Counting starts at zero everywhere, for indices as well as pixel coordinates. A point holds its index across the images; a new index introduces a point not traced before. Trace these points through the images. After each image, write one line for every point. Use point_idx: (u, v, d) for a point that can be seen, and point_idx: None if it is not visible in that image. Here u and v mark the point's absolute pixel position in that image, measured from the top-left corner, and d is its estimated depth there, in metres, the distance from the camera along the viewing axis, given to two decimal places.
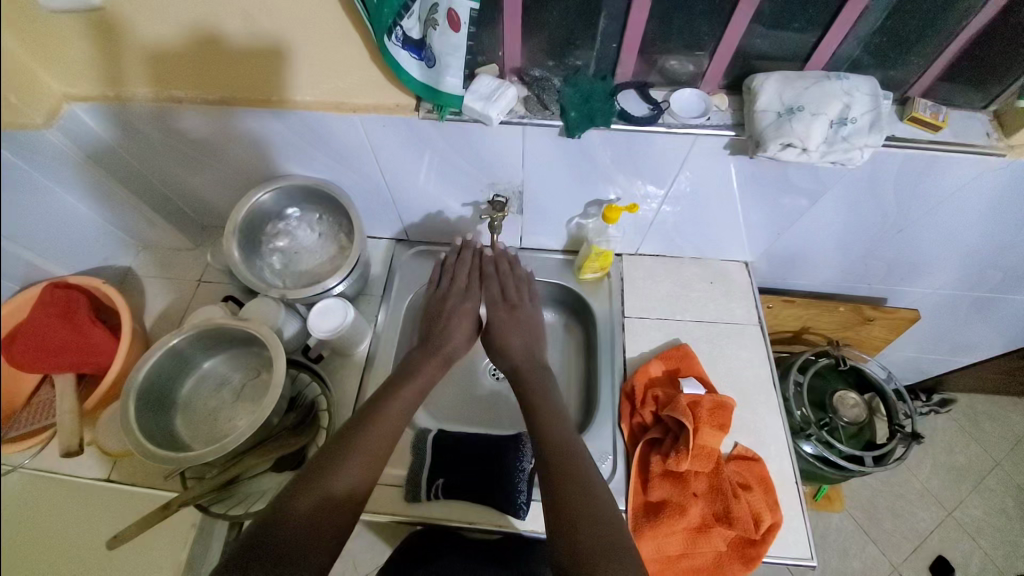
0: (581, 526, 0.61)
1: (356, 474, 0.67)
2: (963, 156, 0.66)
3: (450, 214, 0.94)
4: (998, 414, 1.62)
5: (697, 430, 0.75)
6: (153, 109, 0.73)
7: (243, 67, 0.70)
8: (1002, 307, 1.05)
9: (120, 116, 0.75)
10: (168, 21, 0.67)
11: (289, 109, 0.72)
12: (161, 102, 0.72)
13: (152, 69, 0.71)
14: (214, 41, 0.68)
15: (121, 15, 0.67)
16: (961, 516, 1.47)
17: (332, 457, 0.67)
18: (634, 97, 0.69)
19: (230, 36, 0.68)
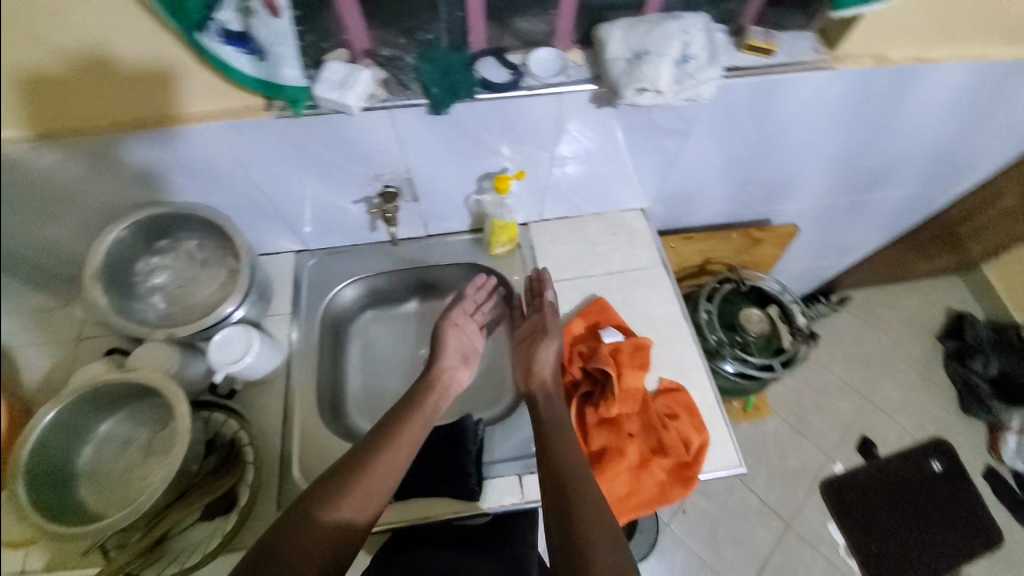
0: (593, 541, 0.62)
1: (347, 514, 0.63)
2: (798, 75, 0.73)
3: (344, 215, 0.89)
4: (889, 301, 1.84)
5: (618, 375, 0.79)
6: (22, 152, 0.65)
7: (127, 90, 0.65)
8: (865, 205, 1.18)
9: None
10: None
11: (186, 126, 0.68)
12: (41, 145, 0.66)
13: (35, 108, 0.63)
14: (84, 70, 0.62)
15: None
16: (871, 397, 1.68)
17: (319, 498, 0.63)
18: (493, 64, 0.69)
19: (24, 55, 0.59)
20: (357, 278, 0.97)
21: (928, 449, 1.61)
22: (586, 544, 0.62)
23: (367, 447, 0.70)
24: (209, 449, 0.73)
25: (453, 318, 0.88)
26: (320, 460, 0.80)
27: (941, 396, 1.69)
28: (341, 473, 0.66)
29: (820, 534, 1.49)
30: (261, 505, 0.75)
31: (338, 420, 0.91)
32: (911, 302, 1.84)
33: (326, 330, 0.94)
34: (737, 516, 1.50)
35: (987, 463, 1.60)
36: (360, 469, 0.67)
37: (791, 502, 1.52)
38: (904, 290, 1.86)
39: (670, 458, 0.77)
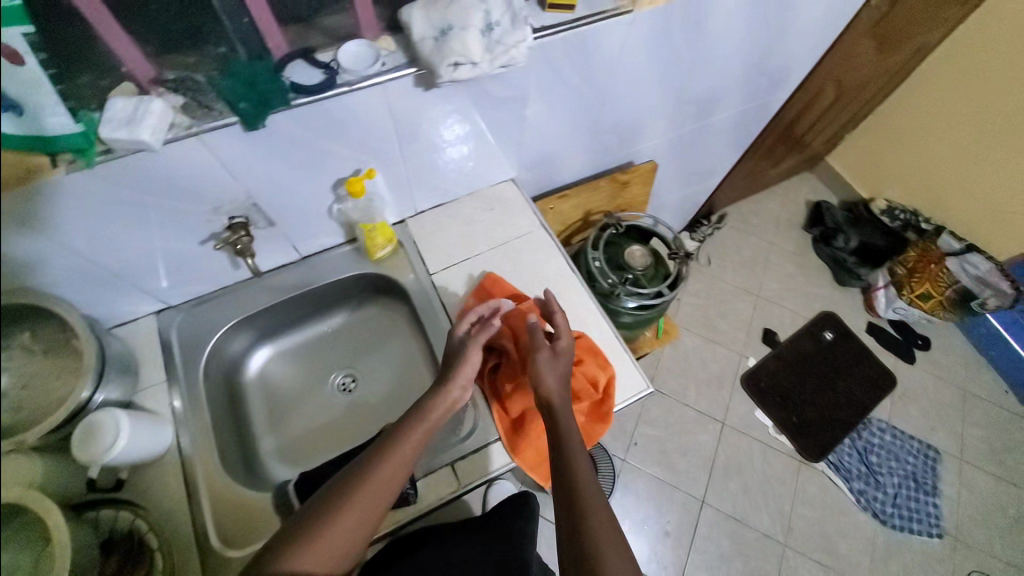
0: (603, 548, 0.59)
1: (324, 560, 0.58)
2: (603, 23, 0.78)
3: (199, 259, 0.82)
4: (758, 208, 2.08)
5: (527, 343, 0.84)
6: None
7: None
8: (709, 129, 1.31)
9: None
10: None
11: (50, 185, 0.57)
12: None
13: None
14: None
15: None
16: (763, 293, 1.90)
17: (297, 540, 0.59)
18: (303, 66, 0.66)
19: None
20: (235, 322, 0.89)
21: (820, 324, 1.86)
22: (598, 553, 0.59)
23: (362, 465, 0.66)
24: (106, 551, 0.66)
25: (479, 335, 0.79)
26: (240, 521, 0.75)
27: (816, 276, 1.96)
28: (325, 504, 0.62)
29: (751, 422, 1.68)
30: None
31: (255, 473, 0.86)
32: (775, 203, 2.09)
33: (215, 386, 0.87)
34: (680, 430, 1.64)
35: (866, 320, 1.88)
36: (354, 488, 0.63)
37: (721, 403, 1.70)
38: (767, 195, 2.10)
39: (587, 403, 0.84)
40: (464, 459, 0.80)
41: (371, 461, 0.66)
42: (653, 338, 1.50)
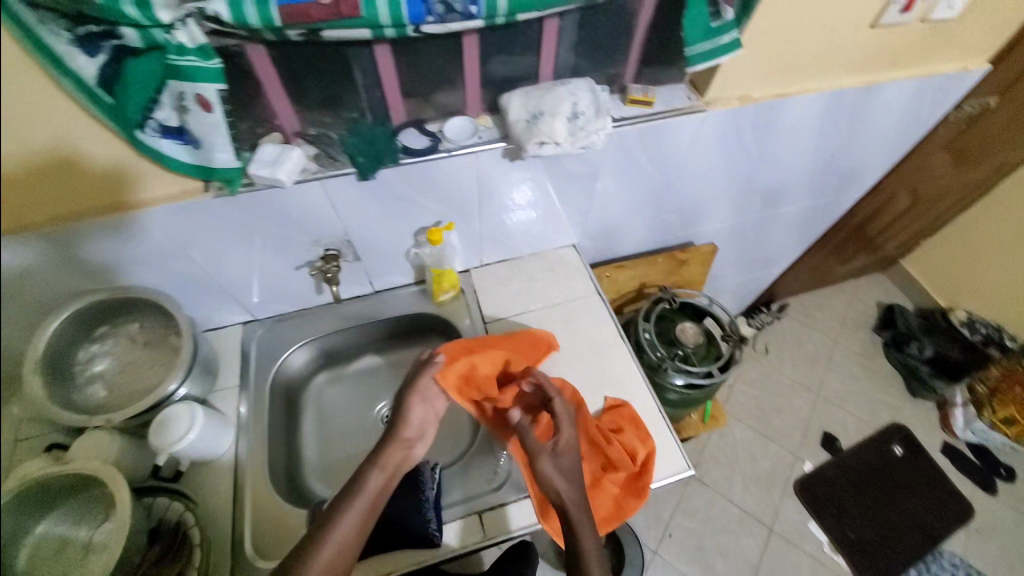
0: None
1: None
2: (679, 118, 0.86)
3: (291, 281, 0.93)
4: (821, 303, 2.00)
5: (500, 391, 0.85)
6: None
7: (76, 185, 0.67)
8: (774, 219, 1.33)
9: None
10: None
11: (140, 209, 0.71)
12: None
13: None
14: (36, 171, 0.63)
15: None
16: (825, 393, 1.78)
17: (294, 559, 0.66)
18: (413, 133, 0.78)
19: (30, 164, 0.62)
20: (306, 340, 0.98)
21: (888, 436, 1.70)
22: None
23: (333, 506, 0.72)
24: (153, 540, 0.70)
25: (422, 389, 0.83)
26: (274, 535, 0.78)
27: (884, 383, 1.82)
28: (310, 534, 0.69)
29: (802, 533, 1.52)
30: None
31: (295, 487, 0.90)
32: (842, 301, 2.01)
33: (277, 399, 0.95)
34: (721, 528, 1.51)
35: (943, 439, 1.70)
36: (326, 530, 0.68)
37: (769, 506, 1.56)
38: (833, 291, 2.03)
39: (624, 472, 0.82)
40: (492, 509, 0.80)
41: (337, 507, 0.71)
42: (699, 422, 1.44)
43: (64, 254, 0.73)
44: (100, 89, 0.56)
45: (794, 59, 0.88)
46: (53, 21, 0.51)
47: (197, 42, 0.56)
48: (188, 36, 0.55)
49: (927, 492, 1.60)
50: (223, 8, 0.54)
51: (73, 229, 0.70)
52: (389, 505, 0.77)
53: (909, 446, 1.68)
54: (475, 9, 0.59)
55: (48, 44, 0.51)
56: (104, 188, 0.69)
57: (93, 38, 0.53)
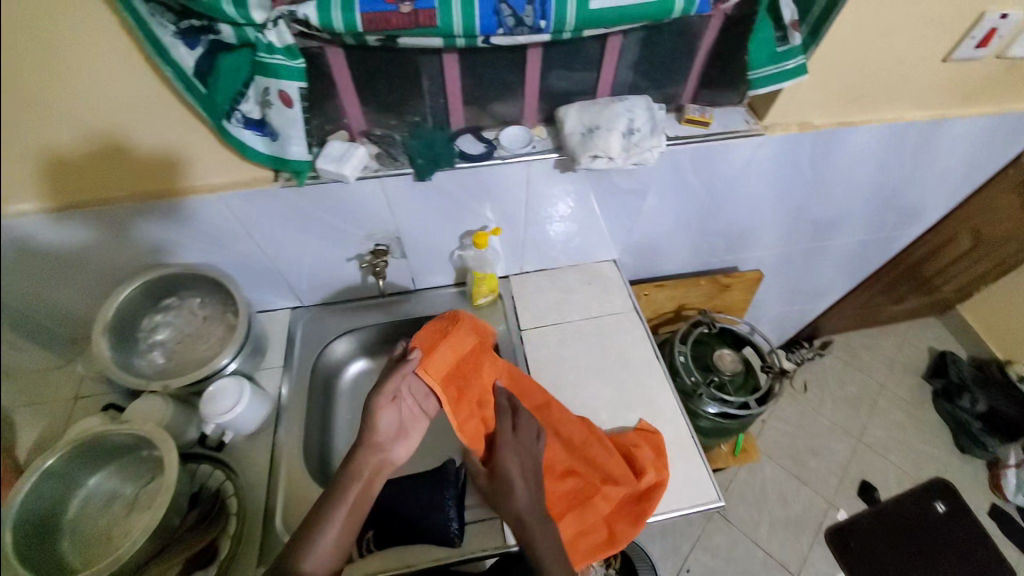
0: None
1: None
2: (734, 141, 0.85)
3: (340, 272, 0.97)
4: (869, 343, 1.90)
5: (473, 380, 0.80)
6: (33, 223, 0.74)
7: (137, 170, 0.74)
8: (825, 251, 1.28)
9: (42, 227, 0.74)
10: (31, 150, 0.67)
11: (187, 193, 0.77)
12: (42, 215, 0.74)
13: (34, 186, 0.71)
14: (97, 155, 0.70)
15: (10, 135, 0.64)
16: (867, 439, 1.68)
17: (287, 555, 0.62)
18: (470, 140, 0.81)
19: (106, 146, 0.70)
20: (347, 330, 1.02)
21: (929, 491, 1.60)
22: None
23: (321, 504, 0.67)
24: (194, 503, 0.72)
25: (389, 389, 0.75)
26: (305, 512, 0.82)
27: (933, 435, 1.71)
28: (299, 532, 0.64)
29: None
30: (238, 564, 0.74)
31: (325, 470, 0.93)
32: (892, 344, 1.90)
33: (316, 384, 0.99)
34: (743, 569, 1.44)
35: (992, 501, 1.59)
36: (316, 531, 0.64)
37: (798, 551, 1.48)
38: (883, 332, 1.92)
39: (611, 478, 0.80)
40: None
41: (324, 507, 0.66)
42: (730, 454, 1.39)
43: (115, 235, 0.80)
44: (195, 79, 0.61)
45: (860, 90, 0.86)
46: (162, 14, 0.57)
47: (285, 42, 0.60)
48: (278, 37, 0.59)
49: (965, 555, 1.50)
50: (312, 12, 0.57)
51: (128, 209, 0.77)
52: (413, 499, 0.79)
53: (952, 505, 1.57)
54: (544, 24, 0.61)
55: (154, 34, 0.57)
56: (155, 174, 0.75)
57: (194, 32, 0.59)
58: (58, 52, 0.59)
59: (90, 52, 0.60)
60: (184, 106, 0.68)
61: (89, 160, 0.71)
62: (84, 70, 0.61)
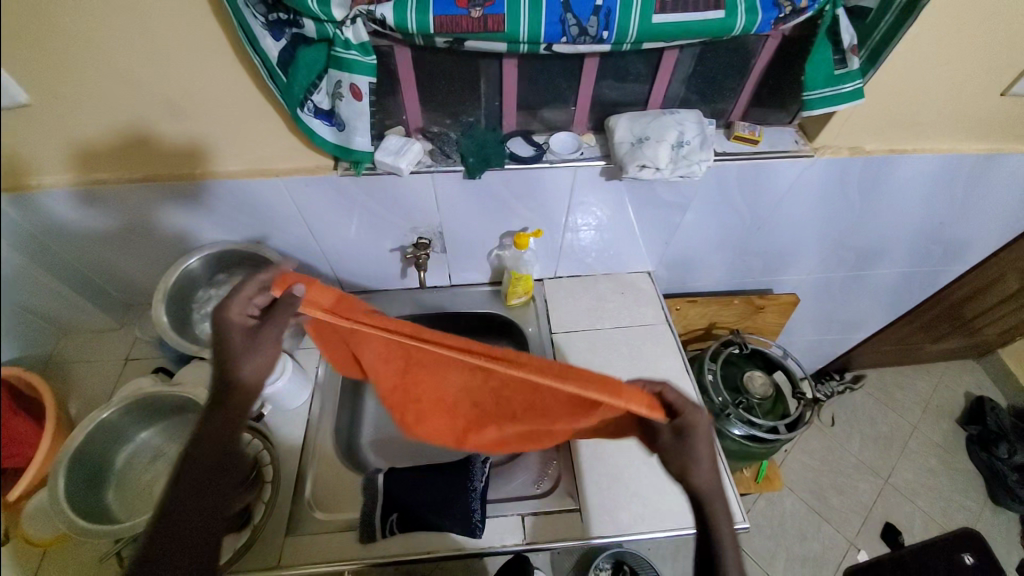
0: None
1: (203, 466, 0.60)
2: (782, 160, 0.86)
3: (381, 262, 1.00)
4: (903, 382, 1.83)
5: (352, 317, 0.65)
6: (74, 192, 0.80)
7: (175, 153, 0.78)
8: (865, 280, 1.25)
9: (82, 197, 0.81)
10: (85, 125, 0.73)
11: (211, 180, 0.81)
12: (87, 186, 0.80)
13: (85, 159, 0.78)
14: (133, 139, 0.76)
15: (69, 109, 0.71)
16: (895, 481, 1.62)
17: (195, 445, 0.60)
18: (521, 142, 0.83)
19: (159, 132, 0.75)
20: None
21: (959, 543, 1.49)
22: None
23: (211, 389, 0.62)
24: None
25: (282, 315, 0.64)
26: (333, 491, 0.83)
27: (966, 483, 1.62)
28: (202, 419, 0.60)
29: None
30: (267, 535, 0.77)
31: (352, 452, 0.96)
32: (928, 385, 1.82)
33: None
34: None
35: None
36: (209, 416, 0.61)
37: None
38: (919, 371, 1.85)
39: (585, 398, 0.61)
40: (535, 515, 0.81)
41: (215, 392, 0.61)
42: (751, 481, 1.37)
43: (150, 215, 0.86)
44: (278, 69, 0.65)
45: (915, 117, 0.85)
46: (255, 5, 0.60)
47: (360, 40, 0.63)
48: (354, 34, 0.63)
49: None
50: (389, 12, 0.61)
51: (167, 187, 0.81)
52: (433, 488, 0.80)
53: (981, 559, 1.46)
54: (606, 35, 0.64)
55: (248, 24, 0.61)
56: (186, 155, 0.79)
57: (280, 25, 0.63)
58: (101, 43, 0.64)
59: (148, 39, 0.65)
60: (260, 91, 0.72)
61: (160, 138, 0.76)
62: (179, 52, 0.67)
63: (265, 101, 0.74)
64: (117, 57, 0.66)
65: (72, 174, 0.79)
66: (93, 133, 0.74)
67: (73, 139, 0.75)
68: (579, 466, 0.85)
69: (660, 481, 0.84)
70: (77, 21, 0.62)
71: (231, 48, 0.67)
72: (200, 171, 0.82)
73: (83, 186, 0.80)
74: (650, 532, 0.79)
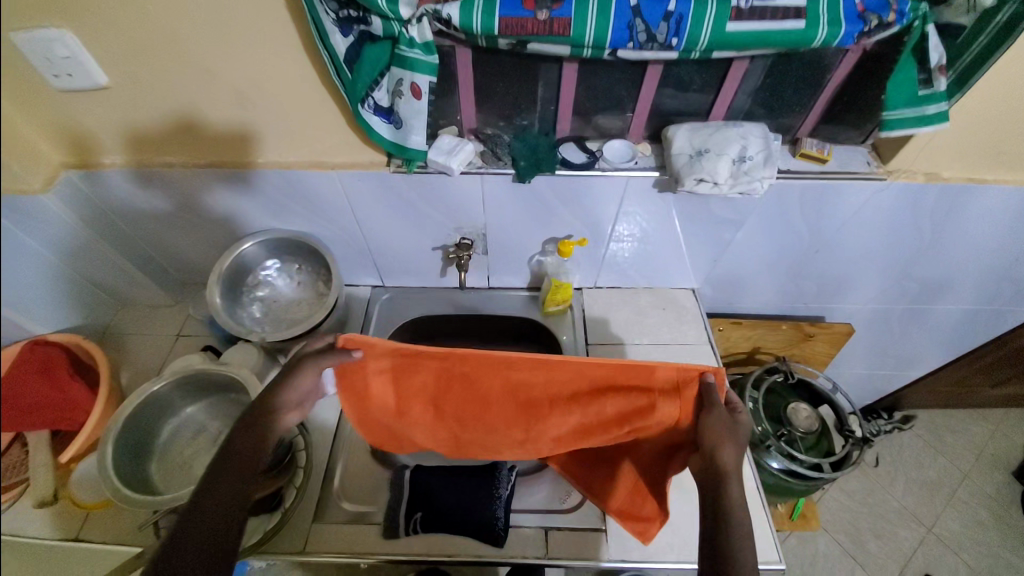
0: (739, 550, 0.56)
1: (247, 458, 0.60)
2: (852, 182, 0.81)
3: (422, 260, 1.01)
4: (959, 427, 1.69)
5: (394, 377, 0.71)
6: (149, 172, 0.84)
7: (238, 140, 0.81)
8: (928, 315, 1.16)
9: (154, 179, 0.85)
10: (157, 107, 0.77)
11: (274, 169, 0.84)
12: (160, 167, 0.84)
13: (158, 141, 0.81)
14: (203, 123, 0.79)
15: (142, 92, 0.74)
16: (942, 532, 1.49)
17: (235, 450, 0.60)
18: (573, 148, 0.82)
19: (229, 117, 0.78)
20: (419, 316, 1.05)
21: None
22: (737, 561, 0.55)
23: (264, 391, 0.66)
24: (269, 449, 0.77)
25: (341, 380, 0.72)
26: (360, 483, 0.84)
27: None
28: (252, 421, 0.63)
29: None
30: (296, 519, 0.79)
31: None
32: (986, 432, 1.68)
33: None
34: None
35: None
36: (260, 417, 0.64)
37: None
38: (977, 417, 1.71)
39: (627, 414, 0.68)
40: (558, 530, 0.78)
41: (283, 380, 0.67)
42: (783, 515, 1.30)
43: (215, 196, 0.88)
44: (344, 65, 0.66)
45: (1000, 145, 0.78)
46: (327, 3, 0.62)
47: (424, 39, 0.64)
48: (419, 34, 0.63)
49: None
50: (456, 13, 0.60)
51: (229, 173, 0.84)
52: (456, 492, 0.80)
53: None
54: (675, 42, 0.62)
55: (319, 20, 0.62)
56: (251, 142, 0.82)
57: (349, 22, 0.64)
58: (180, 32, 0.67)
59: (224, 30, 0.68)
60: (324, 87, 0.74)
61: (220, 122, 0.79)
62: (253, 46, 0.69)
63: (327, 96, 0.76)
64: (195, 45, 0.69)
65: (146, 156, 0.84)
66: (166, 117, 0.78)
67: (144, 121, 0.78)
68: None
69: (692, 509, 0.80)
70: (162, 9, 0.65)
71: (299, 42, 0.69)
72: (260, 159, 0.84)
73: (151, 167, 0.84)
74: (678, 563, 0.76)
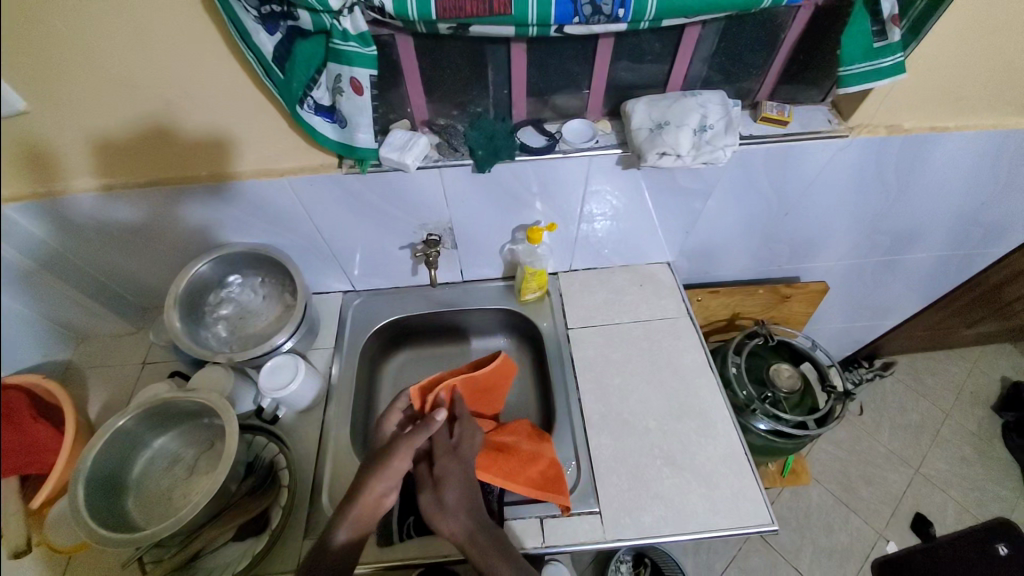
0: None
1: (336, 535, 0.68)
2: (814, 141, 0.80)
3: (391, 260, 0.98)
4: (935, 368, 1.75)
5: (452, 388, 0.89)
6: (86, 199, 0.79)
7: (176, 155, 0.76)
8: (899, 265, 1.18)
9: (93, 206, 0.80)
10: (83, 129, 0.71)
11: (221, 182, 0.79)
12: (95, 193, 0.79)
13: (90, 164, 0.76)
14: (135, 141, 0.74)
15: (62, 115, 0.69)
16: (926, 471, 1.55)
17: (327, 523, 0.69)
18: (531, 132, 0.80)
19: (160, 132, 0.73)
20: (395, 317, 1.02)
21: (991, 531, 1.44)
22: None
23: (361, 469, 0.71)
24: (249, 471, 0.78)
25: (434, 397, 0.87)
26: None
27: (1005, 474, 1.55)
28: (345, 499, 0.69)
29: None
30: (286, 540, 0.77)
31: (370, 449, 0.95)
32: (961, 370, 1.74)
33: (364, 366, 1.00)
34: None
35: None
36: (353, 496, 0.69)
37: None
38: (951, 357, 1.77)
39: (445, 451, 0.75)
40: (554, 517, 0.79)
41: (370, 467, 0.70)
42: None
43: (159, 215, 0.84)
44: (274, 64, 0.63)
45: (958, 92, 0.78)
46: None
47: (359, 29, 0.60)
48: (353, 25, 0.60)
49: None
50: (388, 0, 0.57)
51: (172, 192, 0.80)
52: None
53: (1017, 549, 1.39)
54: (622, 13, 0.59)
55: (239, 19, 0.58)
56: (192, 157, 0.77)
57: (273, 18, 0.59)
58: (89, 46, 0.62)
59: (142, 38, 0.63)
60: (259, 90, 0.70)
61: (152, 137, 0.74)
62: (171, 50, 0.64)
63: (264, 100, 0.71)
64: (110, 56, 0.64)
65: (79, 182, 0.78)
66: (92, 138, 0.73)
67: (71, 143, 0.73)
68: (600, 468, 0.83)
69: (685, 483, 0.81)
70: (67, 22, 0.60)
71: (224, 44, 0.64)
72: (204, 173, 0.79)
73: (87, 193, 0.79)
74: (675, 537, 0.77)
